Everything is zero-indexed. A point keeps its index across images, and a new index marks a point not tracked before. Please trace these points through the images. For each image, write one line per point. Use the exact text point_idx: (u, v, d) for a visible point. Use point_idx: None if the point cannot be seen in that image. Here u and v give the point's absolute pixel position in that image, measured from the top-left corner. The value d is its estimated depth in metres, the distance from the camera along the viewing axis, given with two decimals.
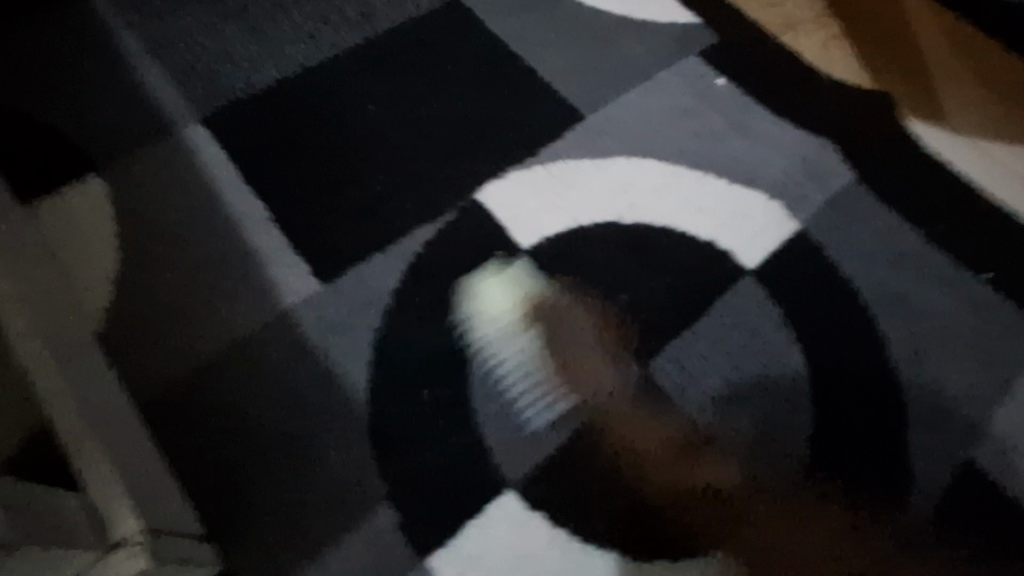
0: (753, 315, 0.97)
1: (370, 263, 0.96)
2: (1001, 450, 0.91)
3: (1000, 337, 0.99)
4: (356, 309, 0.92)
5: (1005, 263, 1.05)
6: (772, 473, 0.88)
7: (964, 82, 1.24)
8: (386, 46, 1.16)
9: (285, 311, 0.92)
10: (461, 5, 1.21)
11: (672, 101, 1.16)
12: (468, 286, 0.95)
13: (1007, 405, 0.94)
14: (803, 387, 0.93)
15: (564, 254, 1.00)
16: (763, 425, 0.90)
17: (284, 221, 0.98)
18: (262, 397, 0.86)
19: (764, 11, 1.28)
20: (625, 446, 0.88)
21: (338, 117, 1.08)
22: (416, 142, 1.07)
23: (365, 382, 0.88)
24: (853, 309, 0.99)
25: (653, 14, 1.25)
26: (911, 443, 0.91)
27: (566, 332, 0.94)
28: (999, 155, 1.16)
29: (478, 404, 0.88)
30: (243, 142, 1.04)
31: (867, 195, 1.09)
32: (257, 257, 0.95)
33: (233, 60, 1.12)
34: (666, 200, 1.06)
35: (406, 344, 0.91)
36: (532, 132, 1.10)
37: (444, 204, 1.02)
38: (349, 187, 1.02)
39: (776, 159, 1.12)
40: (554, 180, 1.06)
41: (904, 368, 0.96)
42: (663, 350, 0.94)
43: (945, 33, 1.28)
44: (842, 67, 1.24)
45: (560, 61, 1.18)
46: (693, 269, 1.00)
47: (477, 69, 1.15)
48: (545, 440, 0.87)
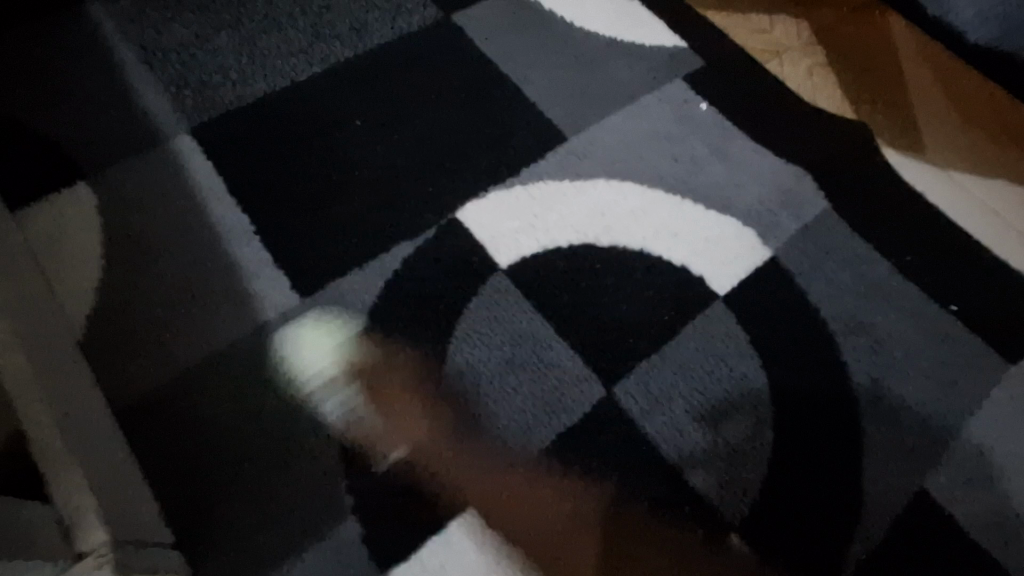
0: (720, 341, 0.99)
1: (349, 279, 0.98)
2: (954, 480, 0.94)
3: (961, 367, 1.01)
4: (333, 323, 0.95)
5: (972, 295, 1.07)
6: (732, 497, 0.90)
7: (943, 113, 1.26)
8: (378, 62, 1.19)
9: (263, 323, 0.94)
10: (453, 25, 1.24)
11: (656, 126, 1.19)
12: (444, 302, 0.98)
13: (966, 434, 0.97)
14: (766, 413, 0.95)
15: (541, 273, 1.02)
16: (725, 450, 0.92)
17: (266, 234, 1.01)
18: (237, 406, 0.88)
19: (750, 39, 1.31)
20: (588, 467, 0.89)
21: (327, 132, 1.11)
22: (401, 157, 1.10)
23: (337, 395, 0.90)
24: (821, 336, 1.01)
25: (640, 37, 1.28)
26: (870, 472, 0.93)
27: (537, 351, 0.96)
28: (972, 187, 1.19)
29: (447, 420, 0.90)
30: (231, 154, 1.07)
31: (841, 224, 1.12)
32: (239, 270, 0.98)
33: (226, 72, 1.14)
34: (643, 223, 1.09)
35: (380, 357, 0.93)
36: (516, 151, 1.13)
37: (425, 222, 1.04)
38: (333, 202, 1.05)
39: (752, 186, 1.14)
40: (533, 202, 1.08)
41: (867, 397, 0.98)
42: (631, 372, 0.96)
43: (929, 64, 1.31)
44: (823, 95, 1.26)
45: (546, 81, 1.21)
46: (666, 292, 1.03)
47: (465, 87, 1.18)
48: (510, 458, 0.88)
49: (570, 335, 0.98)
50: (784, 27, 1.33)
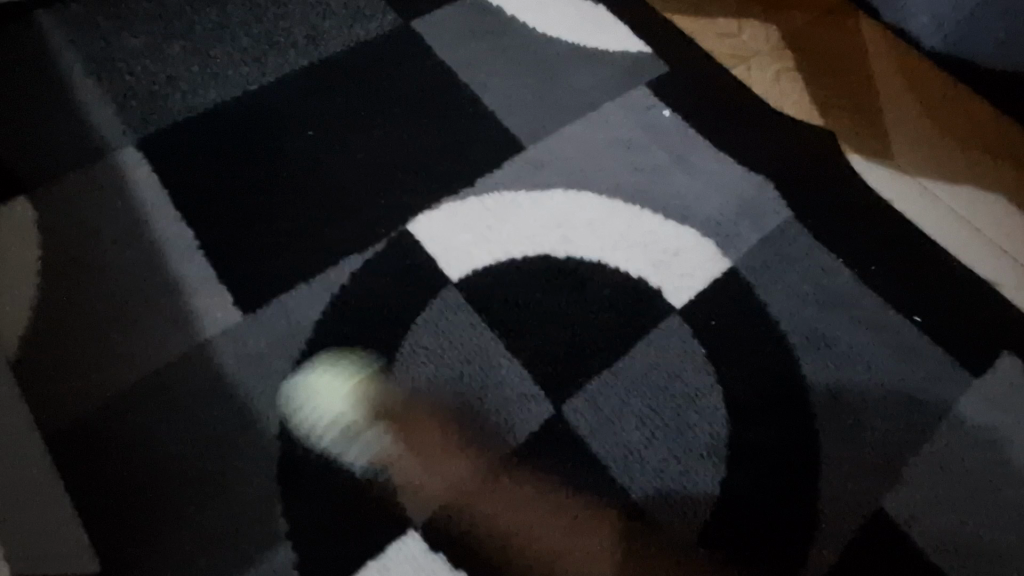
0: (676, 356, 0.97)
1: (293, 295, 0.96)
2: (914, 496, 0.91)
3: (924, 380, 0.99)
4: (275, 341, 0.92)
5: (937, 306, 1.05)
6: (683, 518, 0.87)
7: (913, 118, 1.24)
8: (333, 70, 1.16)
9: (202, 342, 0.92)
10: (412, 32, 1.22)
11: (617, 133, 1.17)
12: (391, 317, 0.95)
13: (927, 451, 0.94)
14: (720, 430, 0.93)
15: (492, 287, 0.99)
16: (676, 468, 0.90)
17: (210, 249, 0.98)
18: (171, 428, 0.86)
19: (716, 44, 1.29)
20: (533, 489, 0.87)
21: (278, 142, 1.08)
22: (354, 167, 1.07)
23: (276, 415, 0.87)
24: (779, 350, 0.99)
25: (604, 43, 1.26)
26: (827, 490, 0.90)
27: (485, 368, 0.93)
28: (940, 194, 1.16)
29: (390, 441, 0.87)
30: (177, 167, 1.04)
31: (803, 233, 1.09)
32: (179, 287, 0.95)
33: (176, 82, 1.12)
34: (599, 234, 1.06)
35: (323, 375, 0.90)
36: (472, 160, 1.11)
37: (376, 234, 1.02)
38: (281, 215, 1.02)
39: (713, 195, 1.12)
40: (487, 213, 1.06)
41: (825, 411, 0.95)
42: (582, 389, 0.93)
43: (899, 69, 1.29)
44: (790, 101, 1.24)
45: (506, 89, 1.19)
46: (621, 305, 1.00)
47: (423, 96, 1.16)
48: (453, 479, 0.86)
49: (521, 350, 0.95)
50: (752, 32, 1.31)
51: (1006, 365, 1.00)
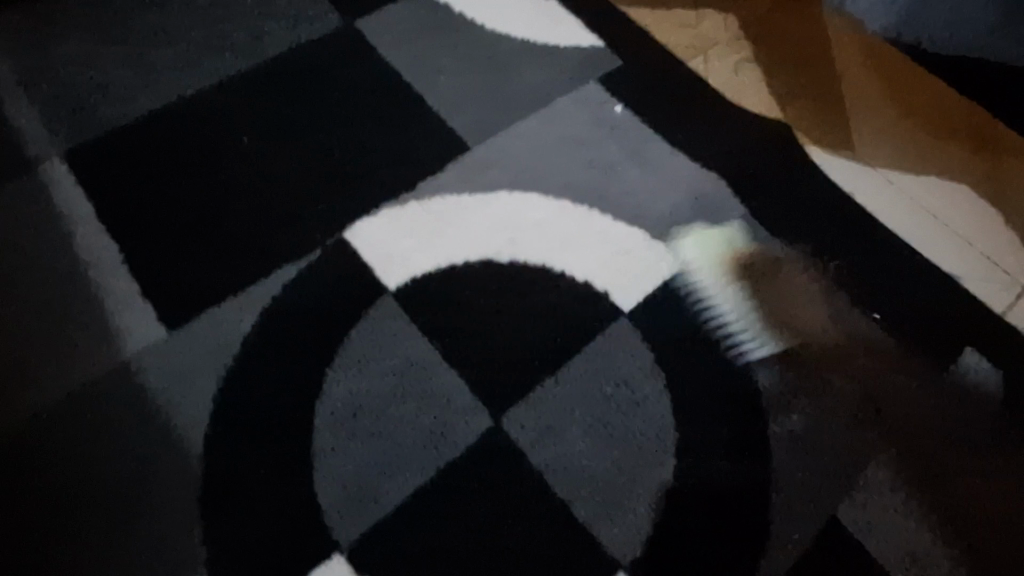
0: (623, 362, 0.93)
1: (223, 309, 0.92)
2: (869, 504, 0.88)
3: (883, 380, 0.95)
4: (203, 357, 0.89)
5: (897, 302, 1.01)
6: (626, 533, 0.83)
7: (876, 107, 1.20)
8: (272, 73, 1.13)
9: (126, 360, 0.88)
10: (355, 32, 1.18)
11: (567, 131, 1.13)
12: (325, 328, 0.91)
13: (886, 454, 0.90)
14: (668, 438, 0.89)
15: (432, 294, 0.96)
16: (620, 480, 0.86)
17: (136, 263, 0.95)
18: (92, 451, 0.83)
19: (673, 35, 1.25)
20: (468, 506, 0.83)
21: (212, 149, 1.05)
22: (290, 174, 1.04)
23: (201, 435, 0.84)
24: (732, 353, 0.95)
25: (556, 37, 1.22)
26: (777, 499, 0.87)
27: (422, 379, 0.90)
28: (903, 185, 1.12)
29: (320, 459, 0.84)
30: (104, 178, 1.01)
31: (759, 229, 1.05)
32: (104, 302, 0.92)
33: (106, 90, 1.08)
34: (546, 236, 1.02)
35: (252, 392, 0.87)
36: (415, 163, 1.07)
37: (311, 243, 0.98)
38: (212, 225, 0.98)
39: (665, 193, 1.08)
40: (429, 217, 1.02)
41: (778, 416, 0.92)
42: (523, 400, 0.90)
43: (862, 56, 1.24)
44: (748, 93, 1.20)
45: (452, 88, 1.15)
46: (566, 310, 0.96)
47: (365, 97, 1.12)
48: (384, 498, 0.83)
49: (461, 360, 0.91)
50: (711, 21, 1.27)
51: (967, 363, 0.97)
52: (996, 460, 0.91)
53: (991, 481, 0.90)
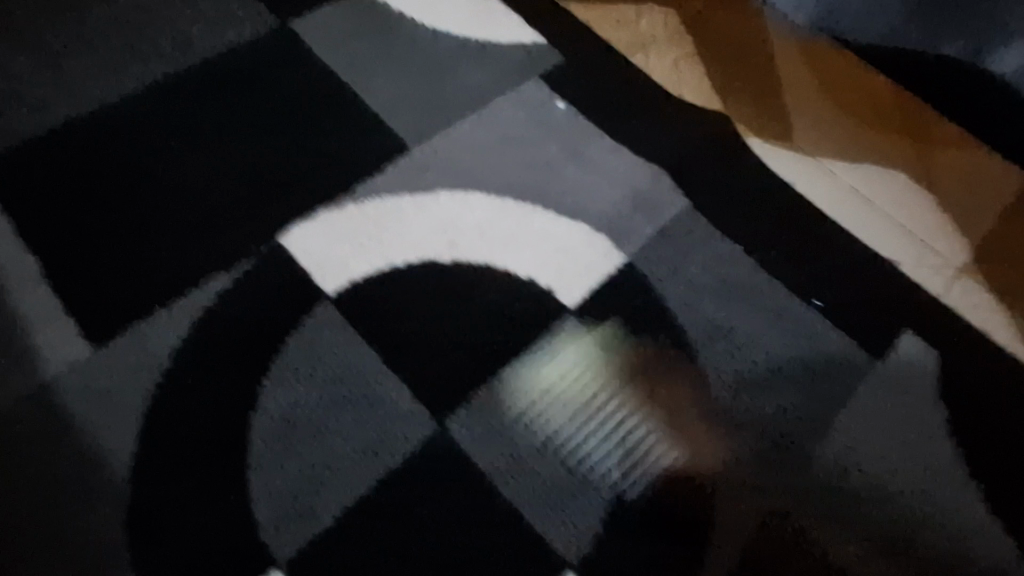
0: (569, 360, 0.92)
1: (150, 322, 0.88)
2: (813, 490, 0.88)
3: (825, 367, 0.96)
4: (130, 373, 0.85)
5: (838, 290, 1.02)
6: (573, 532, 0.82)
7: (813, 98, 1.21)
8: (201, 77, 1.09)
9: (48, 380, 0.84)
10: (289, 33, 1.15)
11: (508, 129, 1.12)
12: (260, 338, 0.88)
13: (829, 440, 0.91)
14: (614, 434, 0.88)
15: (372, 299, 0.93)
16: (567, 479, 0.85)
17: (57, 278, 0.90)
18: (12, 477, 0.79)
19: (614, 31, 1.25)
20: (411, 515, 0.81)
21: (138, 157, 1.01)
22: (222, 180, 1.00)
23: (130, 455, 0.81)
24: (677, 346, 0.95)
25: (495, 35, 1.21)
26: (723, 490, 0.87)
27: (362, 386, 0.87)
28: (842, 174, 1.14)
29: (257, 474, 0.81)
30: (21, 191, 0.96)
31: (702, 222, 1.06)
32: (22, 321, 0.87)
33: (23, 98, 1.03)
34: (488, 236, 1.01)
35: (182, 407, 0.83)
36: (352, 166, 1.04)
37: (244, 251, 0.95)
38: (138, 236, 0.94)
39: (608, 189, 1.07)
40: (367, 220, 1.00)
41: (723, 408, 0.92)
42: (468, 402, 0.88)
43: (799, 49, 1.26)
44: (688, 87, 1.21)
45: (390, 89, 1.13)
46: (509, 310, 0.95)
47: (299, 100, 1.09)
48: (324, 509, 0.80)
49: (402, 365, 0.89)
50: (651, 17, 1.27)
51: (905, 346, 0.98)
52: (936, 442, 0.92)
53: (932, 461, 0.91)
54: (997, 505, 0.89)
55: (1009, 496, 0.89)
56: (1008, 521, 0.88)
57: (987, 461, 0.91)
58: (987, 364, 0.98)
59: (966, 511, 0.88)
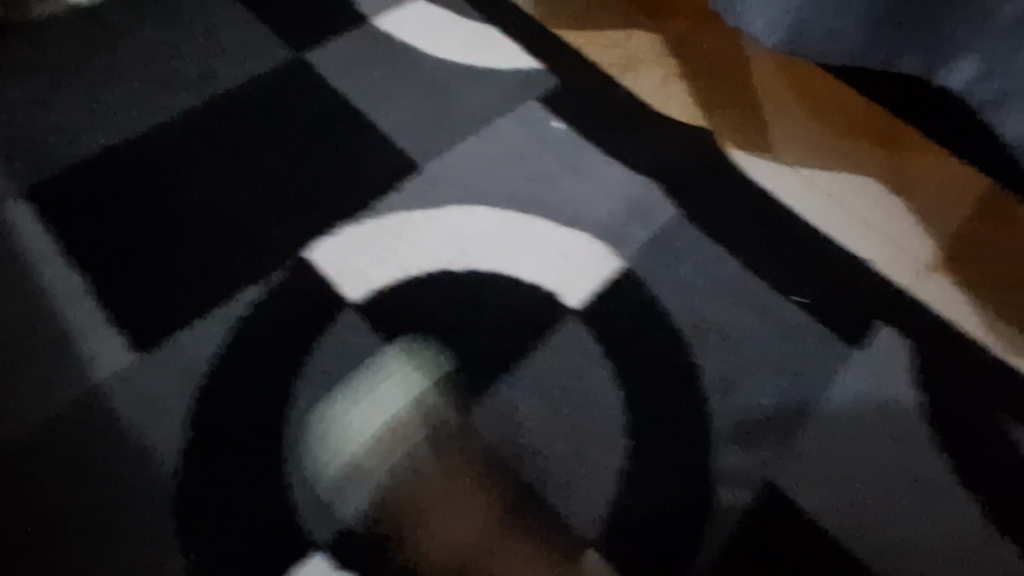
0: (574, 355, 1.01)
1: (189, 330, 0.96)
2: (801, 468, 0.96)
3: (808, 356, 1.04)
4: (172, 377, 0.93)
5: (818, 287, 1.11)
6: (583, 510, 0.91)
7: (789, 111, 1.32)
8: (224, 106, 1.18)
9: (96, 384, 0.92)
10: (305, 64, 1.24)
11: (509, 146, 1.21)
12: (291, 343, 0.97)
13: (814, 422, 1.00)
14: (617, 421, 0.97)
15: (392, 305, 1.02)
16: (576, 463, 0.93)
17: (101, 292, 0.98)
18: (68, 474, 0.86)
19: (604, 55, 1.35)
20: (436, 496, 0.90)
21: (170, 180, 1.09)
22: (248, 200, 1.09)
23: (176, 452, 0.88)
24: (672, 340, 1.04)
25: (494, 61, 1.30)
26: (719, 470, 0.95)
27: (386, 384, 0.95)
28: (817, 180, 1.24)
29: (293, 465, 0.89)
30: (63, 213, 1.04)
31: (691, 227, 1.15)
32: (70, 333, 0.95)
33: (61, 129, 1.12)
34: (495, 245, 1.10)
35: (221, 407, 0.91)
36: (368, 184, 1.13)
37: (272, 265, 1.03)
38: (173, 252, 1.02)
39: (604, 199, 1.17)
40: (384, 233, 1.08)
41: (716, 395, 1.00)
42: (484, 396, 0.96)
43: (774, 67, 1.36)
44: (674, 105, 1.30)
45: (399, 113, 1.22)
46: (518, 311, 1.03)
47: (316, 125, 1.18)
48: (357, 494, 0.89)
49: (421, 364, 0.97)
50: (637, 41, 1.37)
51: (881, 336, 1.07)
52: (911, 422, 1.01)
53: (907, 439, 1.00)
54: (968, 478, 0.97)
55: (980, 469, 0.98)
56: (978, 490, 0.97)
57: (957, 437, 1.00)
58: (955, 350, 1.07)
59: (939, 483, 0.97)
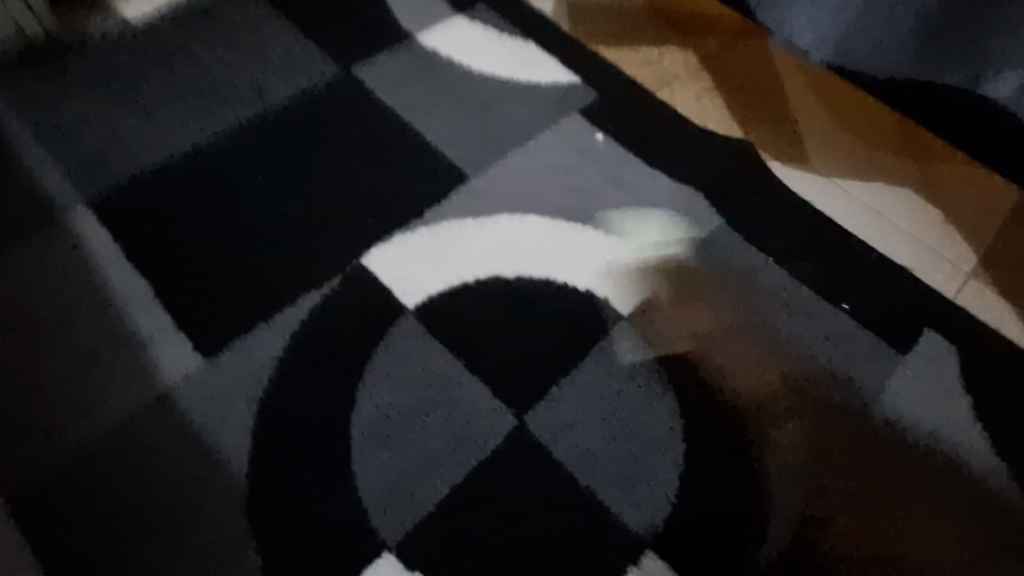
0: (628, 360, 1.02)
1: (253, 335, 0.99)
2: (858, 470, 0.97)
3: (856, 362, 1.06)
4: (239, 381, 0.95)
5: (862, 294, 1.13)
6: (646, 512, 0.92)
7: (824, 125, 1.35)
8: (277, 119, 1.21)
9: (165, 387, 0.94)
10: (353, 79, 1.28)
11: (554, 158, 1.24)
12: (352, 349, 0.98)
13: (867, 425, 1.01)
14: (674, 425, 0.98)
15: (448, 311, 1.04)
16: (636, 466, 0.94)
17: (166, 298, 1.01)
18: (140, 474, 0.88)
19: (641, 71, 1.38)
20: (500, 498, 0.90)
21: (228, 190, 1.12)
22: (303, 209, 1.11)
23: (245, 453, 0.90)
24: (723, 346, 1.05)
25: (536, 76, 1.34)
26: (777, 472, 0.96)
27: (446, 387, 0.97)
28: (856, 191, 1.26)
29: (360, 467, 0.91)
30: (127, 223, 1.07)
31: (735, 236, 1.17)
32: (138, 338, 0.98)
33: (122, 141, 1.15)
34: (546, 253, 1.12)
35: (287, 410, 0.93)
36: (419, 194, 1.16)
37: (330, 272, 1.05)
38: (234, 260, 1.05)
39: (648, 209, 1.19)
40: (437, 242, 1.10)
41: (770, 399, 1.01)
42: (542, 400, 0.98)
43: (807, 82, 1.39)
44: (711, 118, 1.34)
45: (446, 126, 1.25)
46: (570, 317, 1.05)
47: (366, 137, 1.21)
48: (423, 496, 0.90)
49: (479, 369, 0.99)
50: (672, 58, 1.41)
51: (928, 342, 1.09)
52: (963, 425, 1.02)
53: (960, 442, 1.00)
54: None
55: None
56: None
57: (1010, 440, 1.01)
58: (1001, 354, 1.08)
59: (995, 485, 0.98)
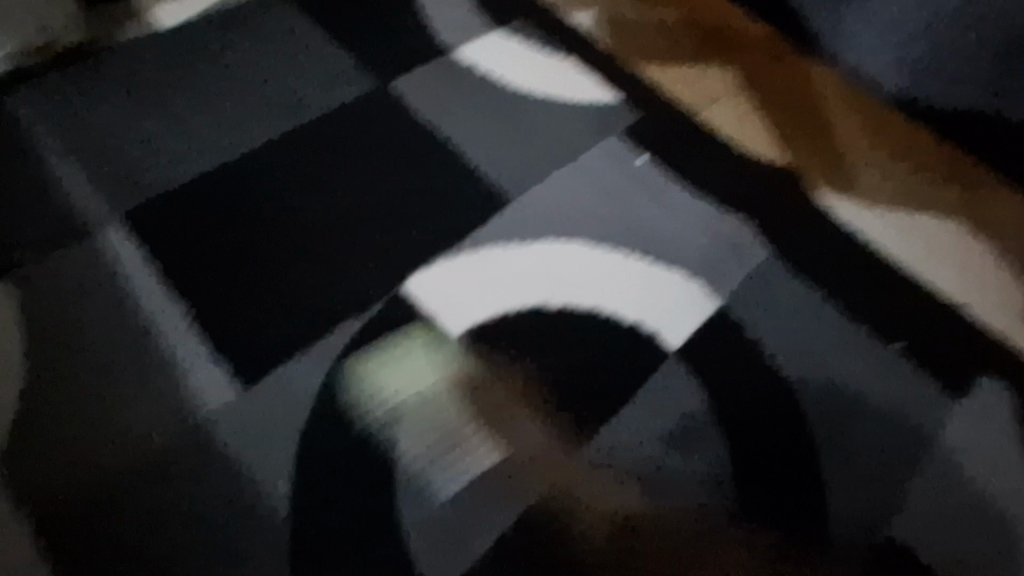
0: (676, 399, 0.99)
1: (292, 365, 0.96)
2: (914, 519, 0.94)
3: (910, 404, 1.02)
4: (277, 414, 0.92)
5: (915, 331, 1.09)
6: (697, 559, 0.89)
7: (872, 151, 1.30)
8: (312, 135, 1.17)
9: (201, 420, 0.92)
10: (389, 94, 1.24)
11: (597, 181, 1.20)
12: (393, 381, 0.95)
13: (924, 471, 0.97)
14: (724, 468, 0.95)
15: (490, 343, 1.00)
16: (686, 511, 0.92)
17: (202, 324, 0.98)
18: (179, 513, 0.86)
19: (683, 90, 1.34)
20: (548, 543, 0.88)
21: (264, 210, 1.08)
22: (340, 231, 1.07)
23: (286, 492, 0.88)
24: (774, 384, 1.02)
25: (576, 95, 1.30)
26: (831, 520, 0.93)
27: (490, 424, 0.94)
28: (906, 221, 1.22)
29: (405, 506, 0.88)
30: (160, 242, 1.03)
31: (784, 268, 1.13)
32: (174, 365, 0.95)
33: (154, 155, 1.11)
34: (590, 282, 1.08)
35: (327, 447, 0.91)
36: (459, 216, 1.12)
37: (369, 299, 1.02)
38: (271, 285, 1.01)
39: (694, 237, 1.15)
40: (478, 269, 1.07)
41: (823, 442, 0.98)
42: (590, 440, 0.95)
43: (855, 105, 1.35)
44: (756, 142, 1.29)
45: (485, 145, 1.21)
46: (616, 352, 1.02)
47: (404, 155, 1.17)
48: (469, 538, 0.87)
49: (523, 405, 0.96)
50: (715, 77, 1.37)
51: (985, 383, 1.05)
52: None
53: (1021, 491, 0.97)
54: None
55: None
56: None
57: None
58: None
59: None
